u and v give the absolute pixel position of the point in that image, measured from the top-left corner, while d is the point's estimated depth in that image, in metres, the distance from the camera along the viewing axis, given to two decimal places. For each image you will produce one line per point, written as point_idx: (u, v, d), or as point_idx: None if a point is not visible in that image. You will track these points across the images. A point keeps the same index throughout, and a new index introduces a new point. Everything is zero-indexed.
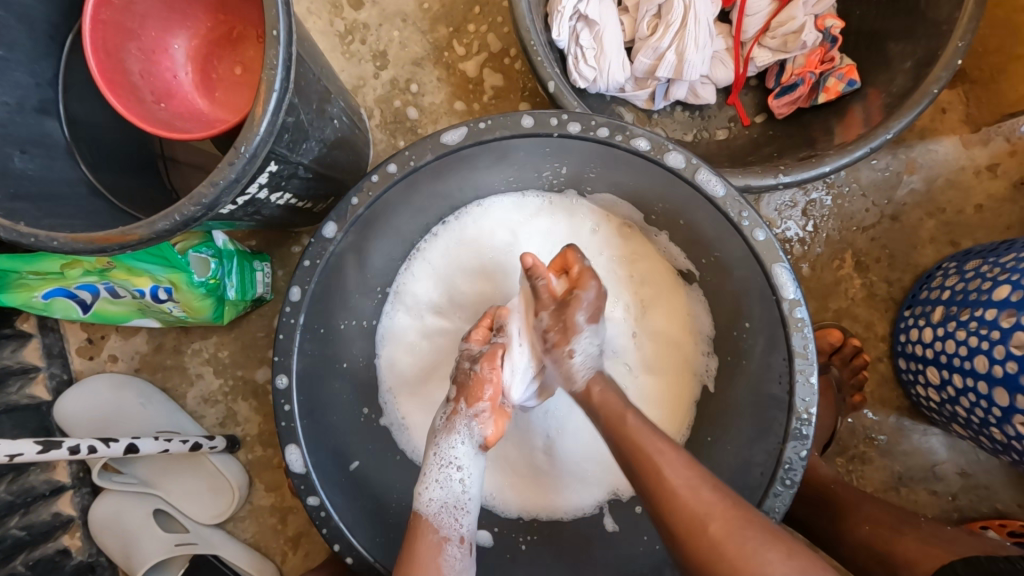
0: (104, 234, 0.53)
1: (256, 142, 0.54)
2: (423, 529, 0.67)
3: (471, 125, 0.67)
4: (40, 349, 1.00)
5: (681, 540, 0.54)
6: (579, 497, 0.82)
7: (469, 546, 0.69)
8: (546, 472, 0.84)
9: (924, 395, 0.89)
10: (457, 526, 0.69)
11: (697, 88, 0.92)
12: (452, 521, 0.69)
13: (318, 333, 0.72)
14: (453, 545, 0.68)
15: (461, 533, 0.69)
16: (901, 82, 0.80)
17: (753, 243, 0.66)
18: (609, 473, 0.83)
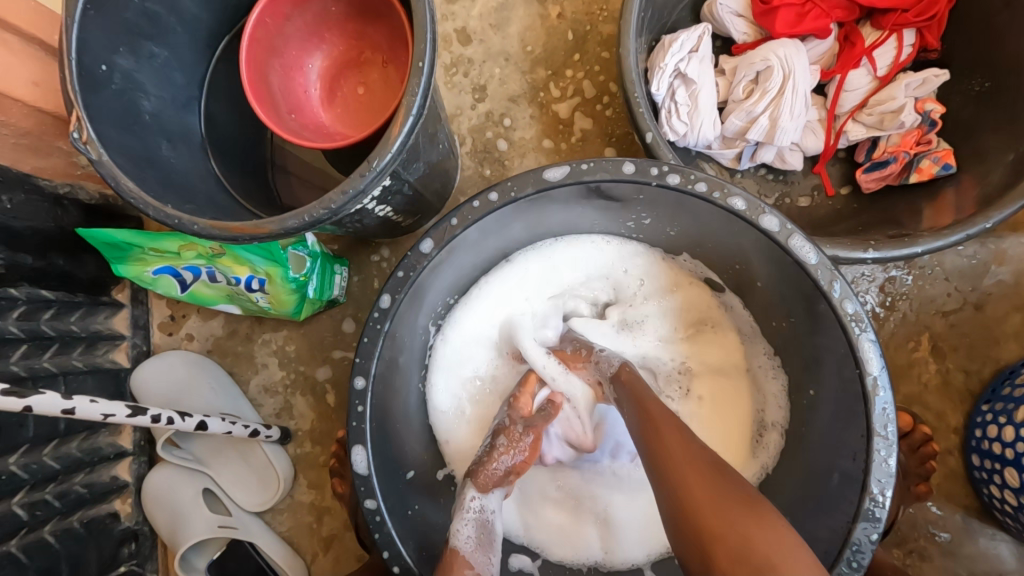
0: (239, 225, 0.59)
1: (387, 159, 0.59)
2: (459, 563, 0.68)
3: (573, 165, 0.70)
4: (128, 319, 1.07)
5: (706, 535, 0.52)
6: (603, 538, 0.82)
7: None
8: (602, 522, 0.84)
9: (998, 497, 0.84)
10: (487, 564, 0.72)
11: (785, 153, 0.93)
12: (485, 561, 0.72)
13: (397, 341, 0.75)
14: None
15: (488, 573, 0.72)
16: (1002, 173, 0.79)
17: (841, 314, 0.65)
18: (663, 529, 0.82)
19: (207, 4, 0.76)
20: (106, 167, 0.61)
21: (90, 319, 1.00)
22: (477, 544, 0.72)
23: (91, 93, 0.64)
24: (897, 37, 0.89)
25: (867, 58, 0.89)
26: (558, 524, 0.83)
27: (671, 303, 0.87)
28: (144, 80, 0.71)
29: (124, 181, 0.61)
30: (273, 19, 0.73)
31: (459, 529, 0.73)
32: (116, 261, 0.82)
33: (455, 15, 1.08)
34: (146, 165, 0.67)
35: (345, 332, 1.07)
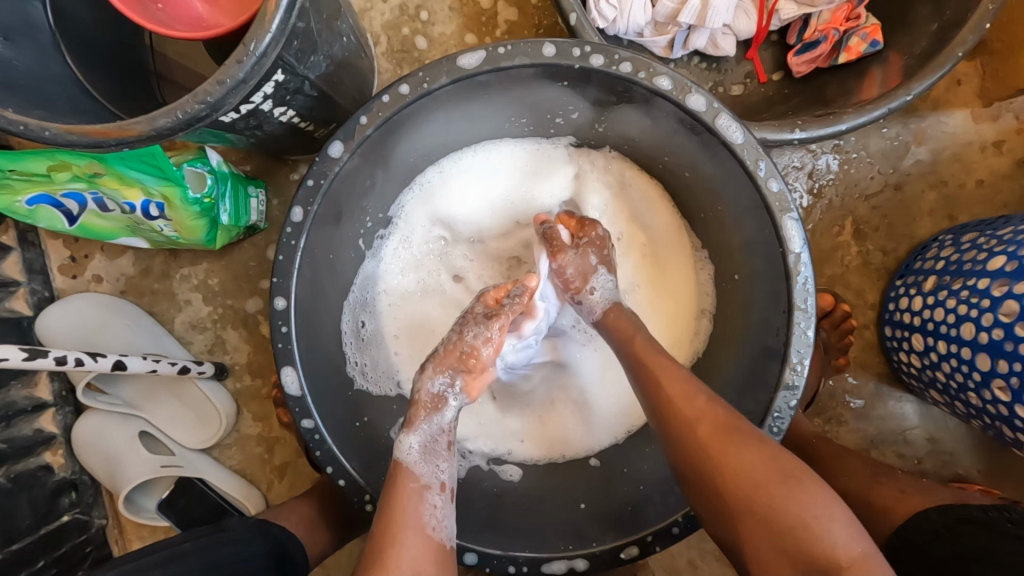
0: (101, 127, 0.51)
1: (267, 41, 0.52)
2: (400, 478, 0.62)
3: (489, 49, 0.64)
4: (21, 264, 0.96)
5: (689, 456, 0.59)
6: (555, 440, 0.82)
7: (451, 495, 0.63)
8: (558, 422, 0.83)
9: (905, 361, 0.92)
10: (437, 474, 0.64)
11: (717, 38, 0.89)
12: (434, 469, 0.64)
13: (317, 257, 0.71)
14: (434, 494, 0.62)
15: (443, 480, 0.64)
16: (924, 44, 0.78)
17: (767, 194, 0.65)
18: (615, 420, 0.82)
19: None
20: None
21: None
22: (423, 453, 0.64)
23: None
24: None
25: None
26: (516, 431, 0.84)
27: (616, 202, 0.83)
28: None
29: None
30: None
31: (403, 441, 0.65)
32: None
33: None
34: None
35: (270, 260, 1.01)
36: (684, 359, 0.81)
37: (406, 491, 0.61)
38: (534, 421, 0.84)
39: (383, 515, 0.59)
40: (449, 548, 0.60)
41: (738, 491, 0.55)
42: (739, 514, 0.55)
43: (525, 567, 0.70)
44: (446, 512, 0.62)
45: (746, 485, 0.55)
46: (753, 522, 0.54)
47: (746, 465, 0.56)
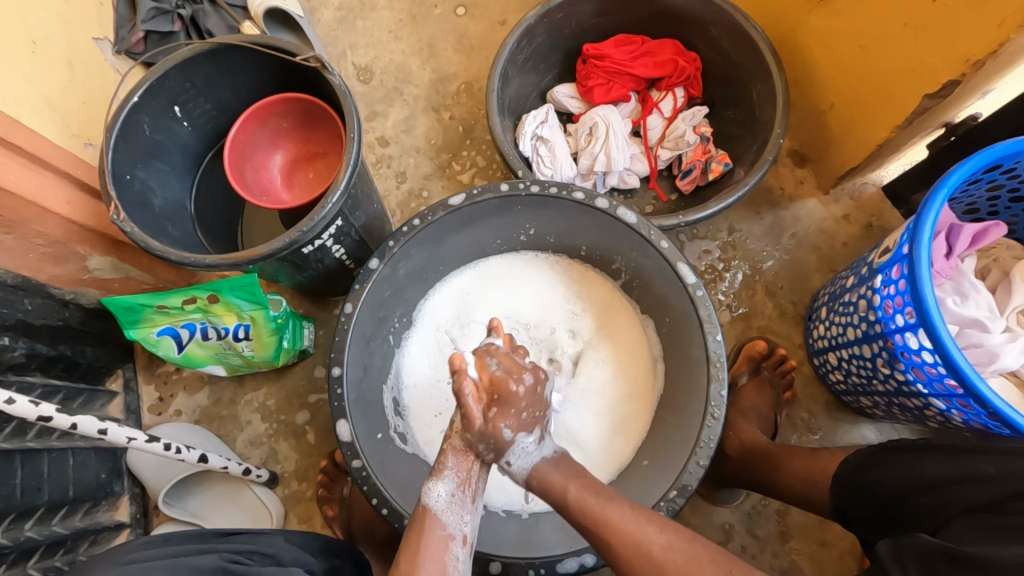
0: (239, 253, 0.86)
1: (337, 196, 0.89)
2: (426, 523, 0.70)
3: (468, 192, 1.01)
4: (123, 404, 1.22)
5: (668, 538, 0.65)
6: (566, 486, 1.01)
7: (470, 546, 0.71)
8: None
9: (835, 380, 1.12)
10: (463, 524, 0.72)
11: (625, 177, 1.32)
12: (458, 520, 0.72)
13: (363, 340, 0.98)
14: (457, 546, 0.70)
15: (464, 533, 0.71)
16: (753, 157, 1.18)
17: (661, 250, 0.96)
18: (604, 460, 1.04)
19: (194, 133, 1.06)
20: (137, 235, 0.86)
21: (90, 404, 1.16)
22: (450, 503, 0.72)
23: (119, 192, 0.90)
24: (672, 94, 1.32)
25: (656, 108, 1.32)
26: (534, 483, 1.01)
27: (575, 292, 1.16)
28: (152, 186, 0.99)
29: (151, 241, 0.86)
30: (243, 136, 1.04)
31: (432, 488, 0.73)
32: (128, 325, 1.03)
33: (375, 128, 1.46)
34: (160, 239, 0.94)
35: (317, 377, 1.27)
36: (646, 405, 1.06)
37: (432, 533, 0.69)
38: None
39: (407, 546, 0.68)
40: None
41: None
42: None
43: (541, 568, 0.83)
44: (461, 563, 0.70)
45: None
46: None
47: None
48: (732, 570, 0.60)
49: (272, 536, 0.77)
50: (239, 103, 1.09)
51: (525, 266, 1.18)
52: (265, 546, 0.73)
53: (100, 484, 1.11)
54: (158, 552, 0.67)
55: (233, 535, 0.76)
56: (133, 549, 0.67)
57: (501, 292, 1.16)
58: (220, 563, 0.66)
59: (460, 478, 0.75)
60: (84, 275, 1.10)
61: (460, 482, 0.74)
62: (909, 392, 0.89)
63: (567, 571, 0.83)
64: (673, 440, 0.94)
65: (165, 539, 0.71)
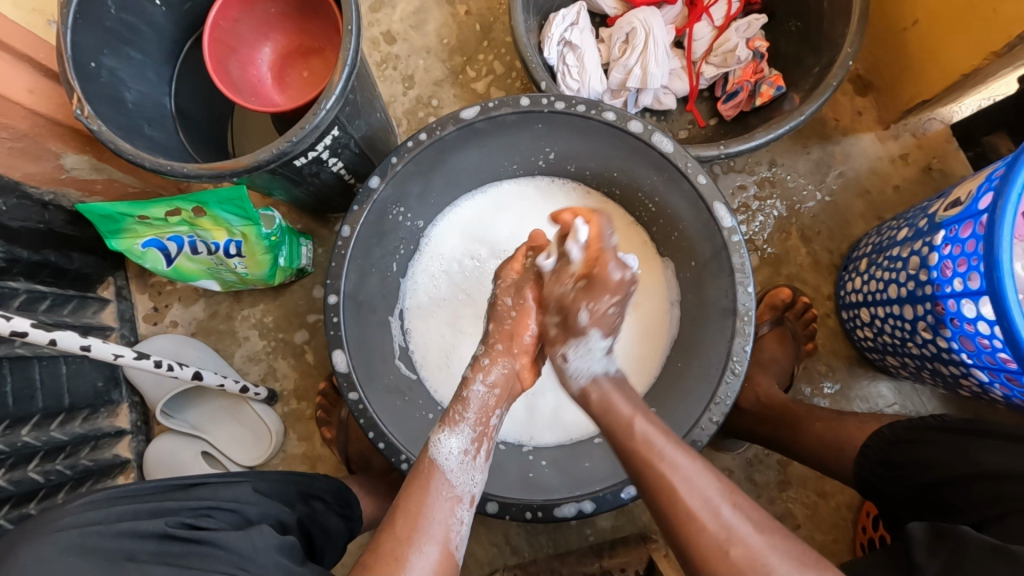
0: (221, 163, 0.75)
1: (332, 101, 0.77)
2: (431, 480, 0.69)
3: (483, 105, 0.89)
4: (116, 313, 1.18)
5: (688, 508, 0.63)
6: (568, 425, 0.98)
7: (474, 511, 0.70)
8: (564, 409, 0.99)
9: (863, 336, 1.05)
10: (470, 487, 0.71)
11: (660, 96, 1.16)
12: (467, 482, 0.71)
13: (361, 267, 0.91)
14: (462, 508, 0.69)
15: (472, 493, 0.71)
16: (813, 82, 1.03)
17: (698, 186, 0.85)
18: None
19: (169, 15, 0.92)
20: (105, 135, 0.76)
21: (81, 311, 1.11)
22: (461, 461, 0.71)
23: (85, 83, 0.78)
24: None
25: (706, 14, 1.13)
26: (536, 420, 0.99)
27: None
28: (124, 77, 0.87)
29: (122, 143, 0.76)
30: (225, 23, 0.89)
31: (442, 442, 0.72)
32: (109, 234, 0.95)
33: (380, 21, 1.28)
34: (134, 139, 0.83)
35: (316, 297, 1.22)
36: (660, 348, 1.00)
37: (439, 494, 0.68)
38: (542, 407, 1.00)
39: (408, 501, 0.67)
40: (459, 560, 0.66)
41: (703, 542, 0.60)
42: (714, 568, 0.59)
43: (539, 511, 0.83)
44: (465, 524, 0.69)
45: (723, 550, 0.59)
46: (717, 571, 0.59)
47: (690, 518, 0.62)
48: (807, 556, 0.60)
49: (239, 486, 0.73)
50: None
51: (543, 193, 1.07)
52: (229, 501, 0.70)
53: (98, 393, 1.10)
54: (107, 512, 0.61)
55: (196, 488, 0.71)
56: (76, 506, 0.61)
57: (511, 220, 1.06)
58: (172, 528, 0.61)
59: (474, 441, 0.74)
60: (61, 175, 1.00)
61: (474, 447, 0.73)
62: (950, 360, 0.82)
63: (566, 515, 0.83)
64: (686, 391, 0.89)
65: (125, 493, 0.65)
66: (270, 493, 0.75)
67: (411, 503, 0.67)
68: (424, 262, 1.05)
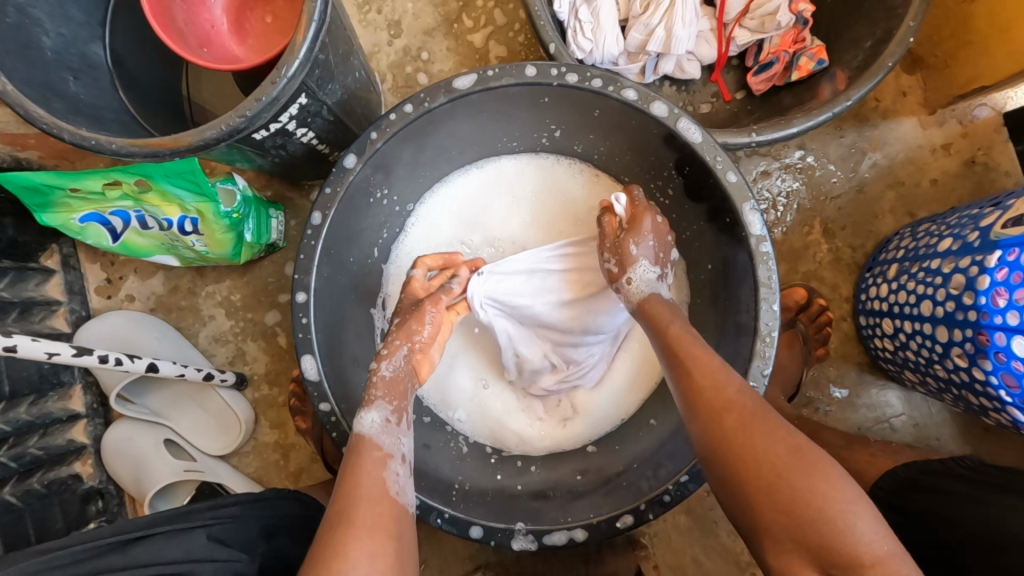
0: (157, 140, 0.61)
1: (296, 66, 0.62)
2: (359, 448, 0.62)
3: (480, 72, 0.75)
4: (62, 285, 1.06)
5: (703, 393, 0.61)
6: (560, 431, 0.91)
7: (410, 467, 0.64)
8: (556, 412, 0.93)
9: (881, 347, 0.98)
10: (398, 445, 0.64)
11: (683, 63, 1.01)
12: (394, 440, 0.64)
13: (334, 257, 0.79)
14: (397, 465, 0.62)
15: (402, 453, 0.64)
16: (863, 58, 0.89)
17: (726, 184, 0.74)
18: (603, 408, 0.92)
19: None
20: (13, 97, 0.61)
21: (20, 285, 0.99)
22: (383, 427, 0.64)
23: None
24: None
25: None
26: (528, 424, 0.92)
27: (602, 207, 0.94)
28: (40, 16, 0.70)
29: (33, 109, 0.61)
30: None
31: (364, 416, 0.66)
32: (39, 208, 0.81)
33: None
34: (55, 99, 0.68)
35: (288, 275, 1.10)
36: None
37: (368, 457, 0.60)
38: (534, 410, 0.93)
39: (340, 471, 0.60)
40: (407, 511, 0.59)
41: (752, 470, 0.55)
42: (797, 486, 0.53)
43: (530, 536, 0.76)
44: (406, 479, 0.62)
45: (749, 462, 0.56)
46: (765, 486, 0.54)
47: (749, 413, 0.58)
48: (805, 451, 0.55)
49: (189, 540, 0.67)
50: None
51: (546, 172, 0.94)
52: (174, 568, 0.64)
53: (45, 375, 1.00)
54: None
55: (141, 542, 0.65)
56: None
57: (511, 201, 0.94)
58: None
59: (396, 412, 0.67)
60: None
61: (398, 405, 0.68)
62: (985, 392, 0.77)
63: (556, 543, 0.76)
64: None
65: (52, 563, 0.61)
66: (232, 539, 0.69)
67: (347, 467, 0.60)
68: (410, 240, 0.94)
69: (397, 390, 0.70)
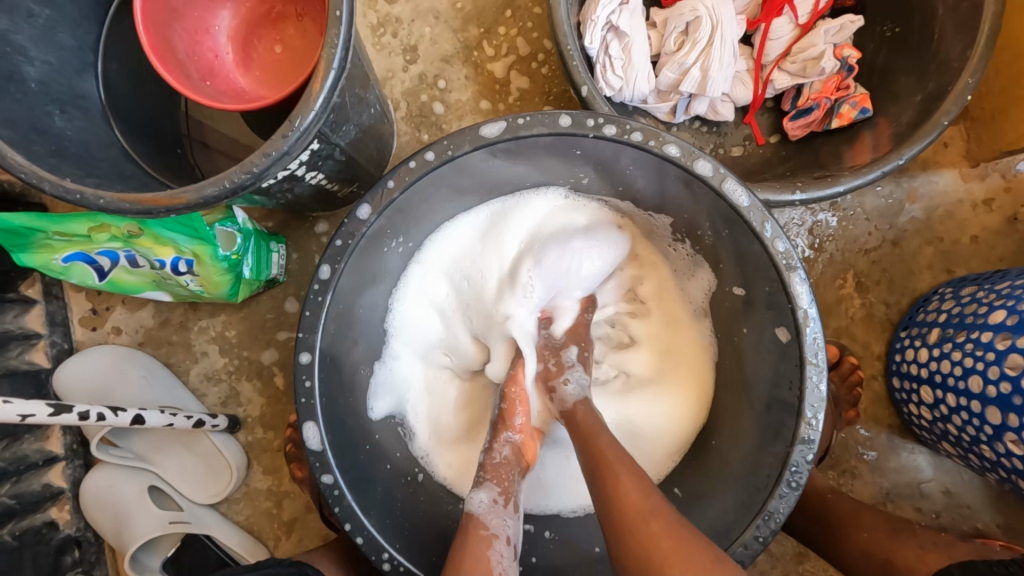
0: (152, 196, 0.54)
1: (310, 117, 0.56)
2: (473, 523, 0.65)
3: (509, 120, 0.68)
4: (43, 316, 0.99)
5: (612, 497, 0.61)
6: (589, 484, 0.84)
7: (515, 550, 0.65)
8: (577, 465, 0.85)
9: (916, 413, 0.93)
10: (506, 526, 0.66)
11: (717, 105, 0.95)
12: (502, 522, 0.67)
13: (342, 313, 0.73)
14: (501, 545, 0.64)
15: (508, 534, 0.66)
16: (912, 112, 0.84)
17: (773, 252, 0.68)
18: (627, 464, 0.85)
19: None
20: None
21: None
22: (491, 508, 0.67)
23: None
24: None
25: (788, 6, 0.91)
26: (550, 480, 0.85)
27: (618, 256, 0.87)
28: (24, 43, 0.64)
29: (12, 155, 0.55)
30: None
31: (473, 495, 0.69)
32: (18, 250, 0.75)
33: None
34: (37, 138, 0.61)
35: (287, 312, 1.03)
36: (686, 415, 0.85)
37: (479, 536, 0.64)
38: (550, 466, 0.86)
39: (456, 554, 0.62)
40: None
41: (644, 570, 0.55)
42: (662, 557, 0.54)
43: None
44: (509, 565, 0.63)
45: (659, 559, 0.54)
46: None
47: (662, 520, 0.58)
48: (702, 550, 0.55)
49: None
50: None
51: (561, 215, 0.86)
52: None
53: None
54: None
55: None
56: None
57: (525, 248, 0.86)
58: None
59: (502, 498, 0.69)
60: None
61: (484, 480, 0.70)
62: None
63: None
64: (720, 487, 0.76)
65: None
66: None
67: (472, 552, 0.62)
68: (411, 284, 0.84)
69: (503, 473, 0.71)
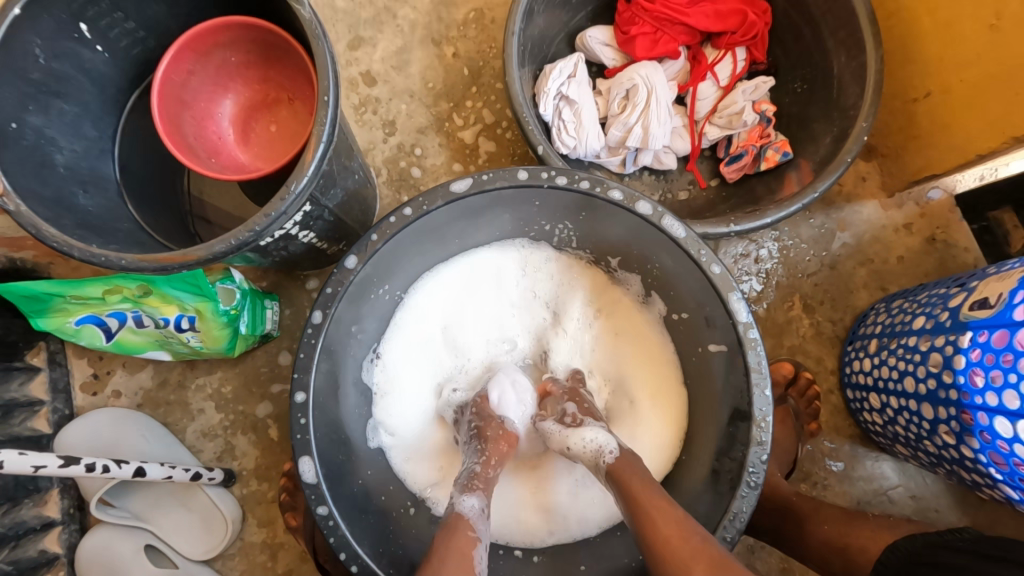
0: (168, 254, 0.63)
1: (304, 182, 0.66)
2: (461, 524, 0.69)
3: (476, 177, 0.80)
4: (47, 383, 1.04)
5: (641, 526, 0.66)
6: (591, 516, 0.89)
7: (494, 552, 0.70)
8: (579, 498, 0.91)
9: (870, 420, 1.00)
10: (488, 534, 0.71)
11: (660, 156, 1.09)
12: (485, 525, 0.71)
13: (333, 355, 0.80)
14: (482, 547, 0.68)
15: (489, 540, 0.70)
16: (824, 152, 0.97)
17: (711, 276, 0.78)
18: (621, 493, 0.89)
19: (114, 61, 0.80)
20: (26, 216, 0.63)
21: None
22: (483, 512, 0.72)
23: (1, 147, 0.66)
24: (732, 55, 1.07)
25: (711, 72, 1.07)
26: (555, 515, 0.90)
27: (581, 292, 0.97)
28: (55, 135, 0.74)
29: (46, 227, 0.64)
30: (177, 76, 0.77)
31: (463, 497, 0.73)
32: (36, 314, 0.83)
33: (358, 60, 1.17)
34: (65, 214, 0.70)
35: (281, 365, 1.09)
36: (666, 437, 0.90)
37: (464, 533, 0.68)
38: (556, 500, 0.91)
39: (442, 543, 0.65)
40: None
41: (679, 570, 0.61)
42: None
43: None
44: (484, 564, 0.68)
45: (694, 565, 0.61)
46: None
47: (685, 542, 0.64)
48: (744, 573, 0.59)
49: None
50: (174, 22, 0.81)
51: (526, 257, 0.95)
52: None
53: (22, 482, 0.95)
54: None
55: None
56: None
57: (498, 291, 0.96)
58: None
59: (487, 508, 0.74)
60: None
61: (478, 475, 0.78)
62: (975, 468, 0.79)
63: None
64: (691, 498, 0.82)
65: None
66: None
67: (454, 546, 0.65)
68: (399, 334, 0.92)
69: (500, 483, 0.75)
